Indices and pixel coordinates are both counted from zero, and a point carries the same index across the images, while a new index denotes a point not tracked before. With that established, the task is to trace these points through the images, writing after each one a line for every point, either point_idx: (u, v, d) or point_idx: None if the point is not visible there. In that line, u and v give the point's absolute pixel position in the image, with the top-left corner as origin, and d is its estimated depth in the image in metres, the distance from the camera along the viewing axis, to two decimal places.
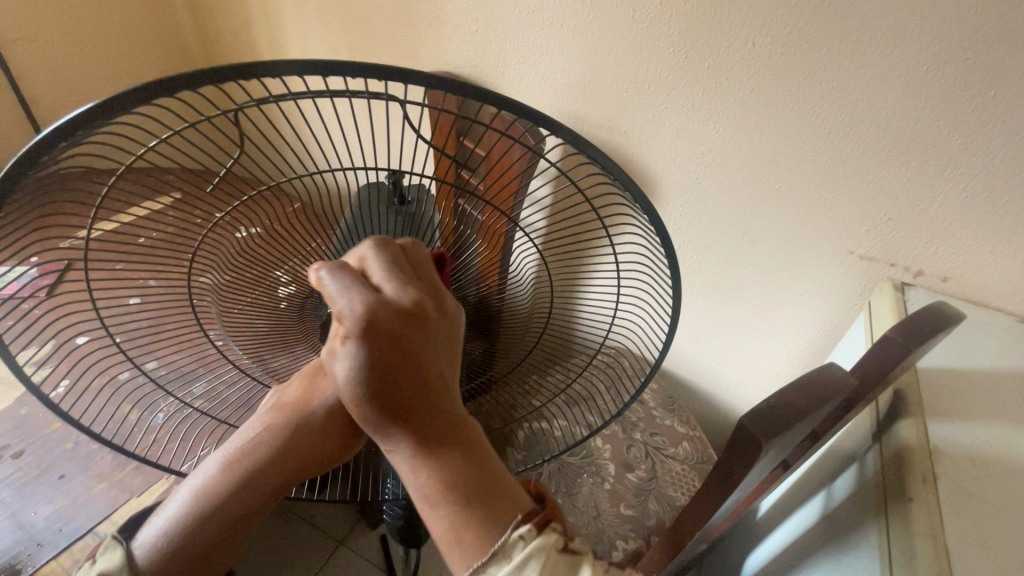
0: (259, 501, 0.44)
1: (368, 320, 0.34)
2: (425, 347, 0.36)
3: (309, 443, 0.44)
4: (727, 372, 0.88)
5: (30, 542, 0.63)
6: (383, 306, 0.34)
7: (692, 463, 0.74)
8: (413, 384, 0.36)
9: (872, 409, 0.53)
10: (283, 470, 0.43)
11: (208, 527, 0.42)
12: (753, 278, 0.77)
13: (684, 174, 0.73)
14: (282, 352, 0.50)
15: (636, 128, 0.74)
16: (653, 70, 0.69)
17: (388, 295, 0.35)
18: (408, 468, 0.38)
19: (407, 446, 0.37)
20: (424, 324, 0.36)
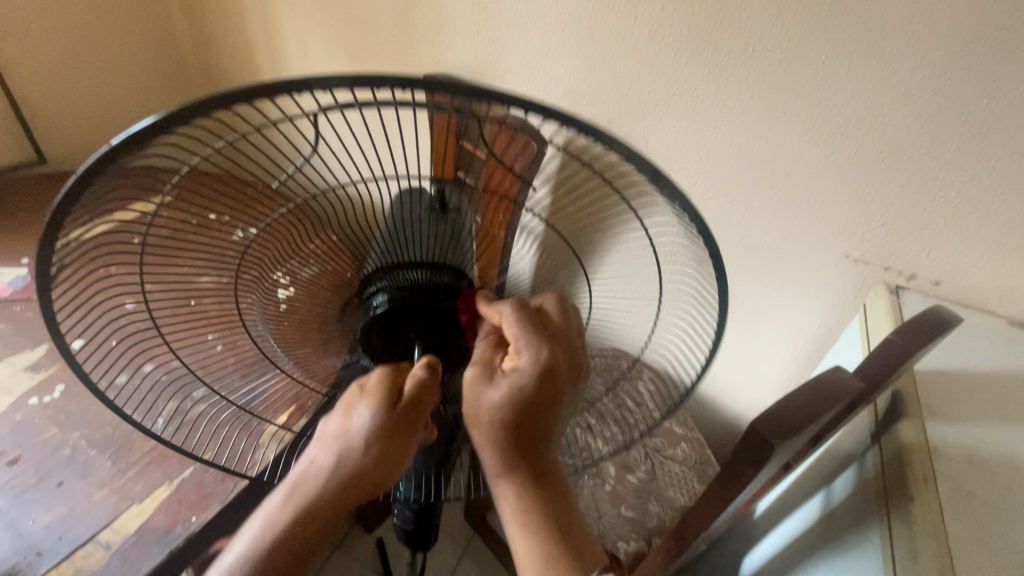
0: (319, 529, 0.47)
1: (521, 371, 0.44)
2: (555, 402, 0.45)
3: (367, 474, 0.45)
4: (722, 373, 0.89)
5: (30, 551, 0.62)
6: (532, 365, 0.43)
7: (692, 463, 0.74)
8: (538, 428, 0.45)
9: (870, 410, 0.54)
10: (336, 500, 0.46)
11: (278, 556, 0.46)
12: (749, 281, 0.78)
13: (683, 178, 0.74)
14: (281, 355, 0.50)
15: (636, 133, 0.74)
16: (654, 75, 0.69)
17: (533, 358, 0.43)
18: (510, 498, 0.47)
19: (514, 485, 0.46)
20: (558, 381, 0.44)
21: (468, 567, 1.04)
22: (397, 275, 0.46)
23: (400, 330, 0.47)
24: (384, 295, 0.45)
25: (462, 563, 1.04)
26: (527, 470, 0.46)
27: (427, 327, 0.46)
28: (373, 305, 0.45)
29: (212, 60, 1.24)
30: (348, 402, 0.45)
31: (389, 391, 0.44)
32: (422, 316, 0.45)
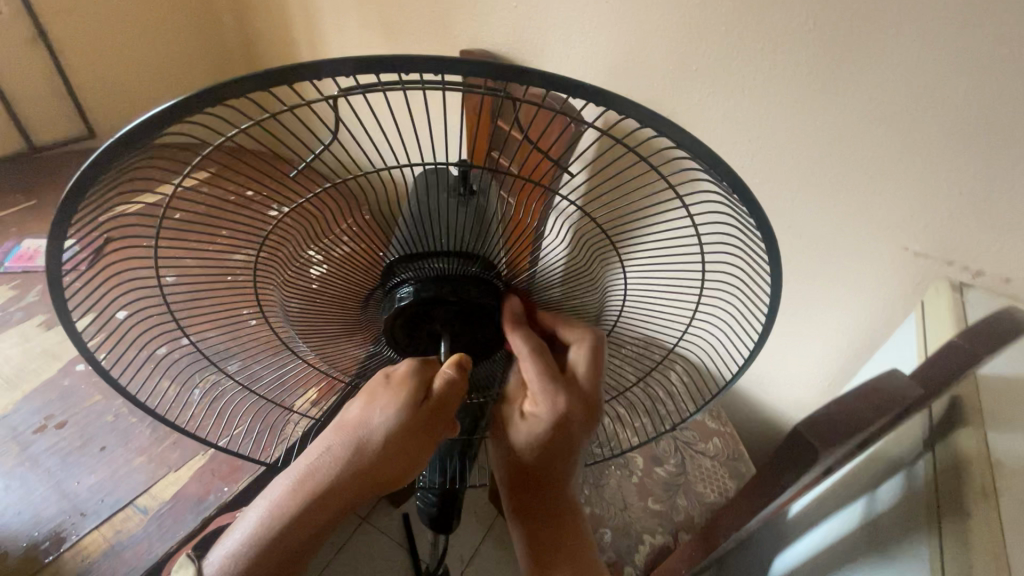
0: (322, 529, 0.43)
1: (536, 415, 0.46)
2: (560, 450, 0.47)
3: (386, 470, 0.43)
4: (761, 367, 0.86)
5: (74, 512, 0.65)
6: (544, 416, 0.46)
7: (723, 459, 0.72)
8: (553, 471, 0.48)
9: (925, 416, 0.51)
10: (349, 494, 0.42)
11: (273, 554, 0.42)
12: (794, 273, 0.74)
13: (728, 162, 0.70)
14: (321, 335, 0.50)
15: (679, 113, 0.70)
16: (701, 51, 0.65)
17: (542, 407, 0.46)
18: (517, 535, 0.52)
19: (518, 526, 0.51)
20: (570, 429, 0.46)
21: (490, 546, 1.05)
22: (421, 266, 0.43)
23: (424, 321, 0.46)
24: (410, 286, 0.43)
25: (485, 542, 1.05)
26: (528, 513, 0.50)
27: (453, 319, 0.46)
28: (399, 296, 0.43)
29: (252, 36, 1.25)
30: (376, 393, 0.44)
31: (416, 391, 0.44)
32: (449, 308, 0.44)
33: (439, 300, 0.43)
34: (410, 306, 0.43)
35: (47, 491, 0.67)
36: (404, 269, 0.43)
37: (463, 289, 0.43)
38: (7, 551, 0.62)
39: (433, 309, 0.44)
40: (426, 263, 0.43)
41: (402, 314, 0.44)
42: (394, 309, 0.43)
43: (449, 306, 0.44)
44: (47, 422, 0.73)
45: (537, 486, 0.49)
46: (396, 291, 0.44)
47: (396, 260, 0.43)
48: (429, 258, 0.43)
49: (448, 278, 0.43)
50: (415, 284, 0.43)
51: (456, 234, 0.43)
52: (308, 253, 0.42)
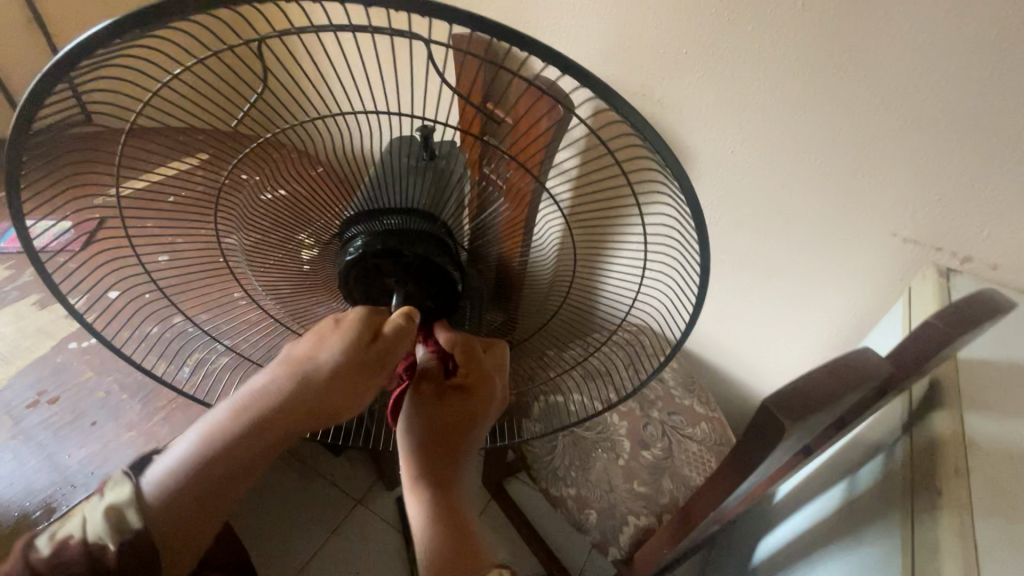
0: (258, 458, 0.41)
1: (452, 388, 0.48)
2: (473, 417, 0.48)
3: (326, 404, 0.42)
4: (751, 353, 0.86)
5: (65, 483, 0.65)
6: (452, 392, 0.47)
7: (710, 444, 0.73)
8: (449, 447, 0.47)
9: (905, 399, 0.51)
10: (285, 424, 0.41)
11: (212, 472, 0.39)
12: (784, 260, 0.74)
13: (718, 146, 0.70)
14: (308, 307, 0.52)
15: (670, 96, 0.70)
16: (692, 33, 0.65)
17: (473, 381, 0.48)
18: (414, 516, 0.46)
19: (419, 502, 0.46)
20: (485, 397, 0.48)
21: None
22: (377, 221, 0.44)
23: (377, 276, 0.45)
24: (361, 239, 0.44)
25: None
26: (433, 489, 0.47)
27: (404, 275, 0.45)
28: (350, 248, 0.44)
29: None
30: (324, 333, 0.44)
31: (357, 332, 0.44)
32: (395, 261, 0.44)
33: (388, 252, 0.43)
34: (359, 257, 0.44)
35: (37, 463, 0.67)
36: (359, 226, 0.45)
37: (417, 245, 0.43)
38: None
39: (384, 262, 0.44)
40: (382, 220, 0.44)
41: (352, 266, 0.44)
42: (344, 259, 0.44)
43: (396, 260, 0.44)
44: (37, 397, 0.73)
45: (446, 460, 0.47)
46: (348, 243, 0.45)
47: (354, 217, 0.44)
48: (385, 214, 0.44)
49: (398, 232, 0.44)
50: (365, 238, 0.44)
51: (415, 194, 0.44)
52: (297, 237, 0.45)
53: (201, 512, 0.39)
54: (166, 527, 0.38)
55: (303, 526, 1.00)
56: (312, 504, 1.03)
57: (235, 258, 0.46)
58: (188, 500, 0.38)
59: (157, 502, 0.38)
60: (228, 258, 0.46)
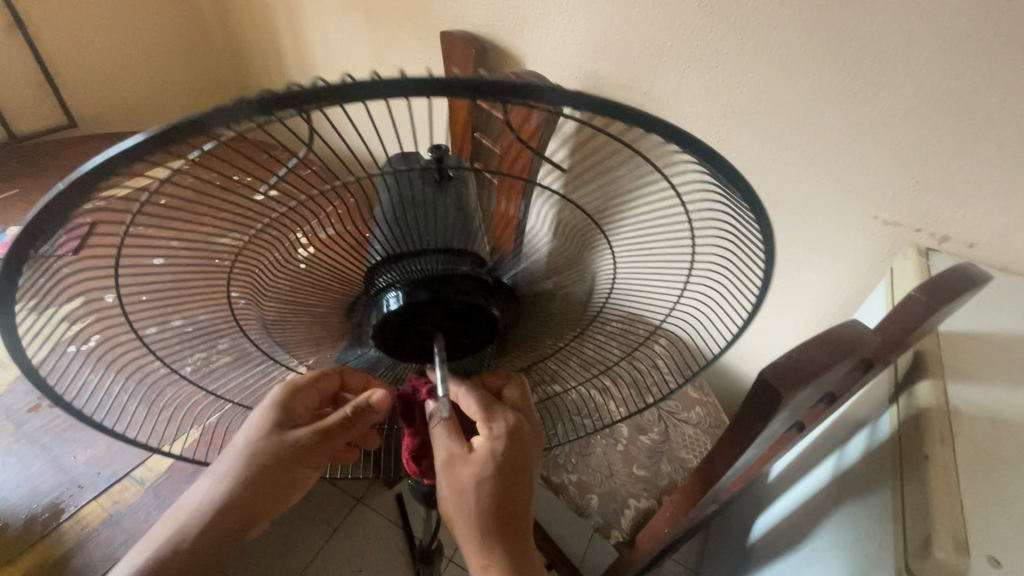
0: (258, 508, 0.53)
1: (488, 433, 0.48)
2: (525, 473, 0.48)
3: (288, 485, 0.54)
4: (743, 340, 0.88)
5: (71, 484, 0.67)
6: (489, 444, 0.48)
7: (706, 427, 0.75)
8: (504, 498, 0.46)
9: (891, 372, 0.53)
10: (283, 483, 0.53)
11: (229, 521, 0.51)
12: (769, 246, 0.76)
13: (703, 137, 0.72)
14: (321, 343, 0.49)
15: (657, 89, 0.71)
16: (676, 26, 0.66)
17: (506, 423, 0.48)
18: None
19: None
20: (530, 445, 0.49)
21: None
22: (408, 268, 0.39)
23: (416, 322, 0.43)
24: (397, 292, 0.40)
25: None
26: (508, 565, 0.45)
27: (443, 318, 0.43)
28: (387, 301, 0.41)
29: (233, 22, 1.24)
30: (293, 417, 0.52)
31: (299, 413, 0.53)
32: (438, 310, 0.41)
33: (435, 304, 0.41)
34: (404, 308, 0.41)
35: (43, 465, 0.68)
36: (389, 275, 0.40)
37: (463, 287, 0.41)
38: (7, 523, 0.63)
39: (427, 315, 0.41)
40: (414, 265, 0.39)
41: (394, 318, 0.42)
42: (384, 313, 0.41)
43: (441, 309, 0.41)
44: (40, 400, 0.74)
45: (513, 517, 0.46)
46: (382, 295, 0.41)
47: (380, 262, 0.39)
48: (417, 258, 0.39)
49: (437, 279, 0.40)
50: (404, 288, 0.40)
51: (446, 236, 0.38)
52: (316, 283, 0.41)
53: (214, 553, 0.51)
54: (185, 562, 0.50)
55: (305, 526, 1.00)
56: (315, 501, 1.04)
57: (239, 314, 0.41)
58: (210, 541, 0.51)
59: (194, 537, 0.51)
60: (236, 312, 0.41)
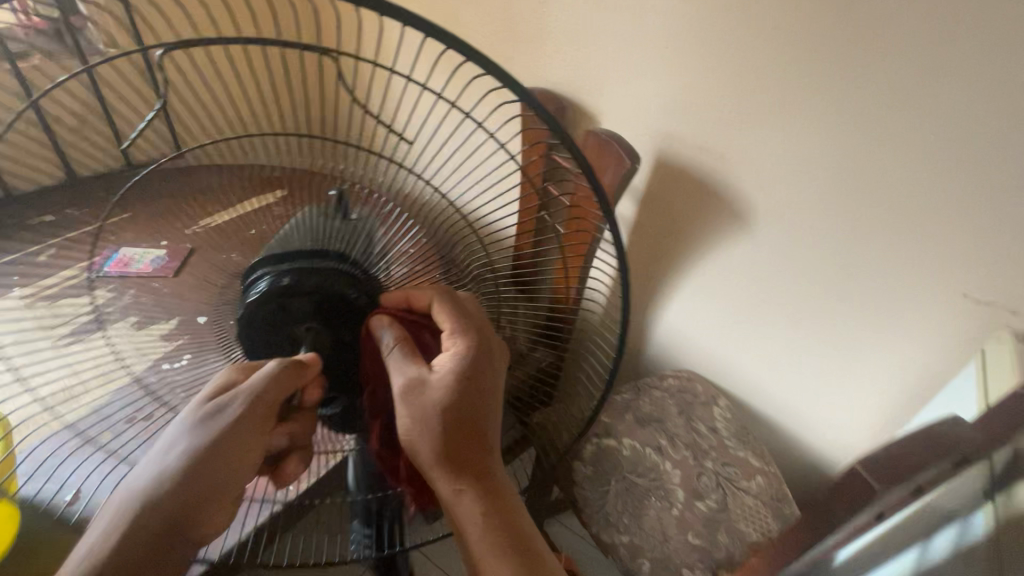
0: (162, 517, 0.46)
1: (446, 358, 0.56)
2: (484, 391, 0.55)
3: (237, 460, 0.49)
4: (810, 414, 0.85)
5: None
6: (450, 363, 0.55)
7: (766, 499, 0.72)
8: (466, 419, 0.54)
9: (985, 468, 0.49)
10: (207, 488, 0.48)
11: (132, 545, 0.45)
12: (843, 316, 0.73)
13: (777, 202, 0.72)
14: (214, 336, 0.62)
15: (732, 153, 0.72)
16: (757, 95, 0.68)
17: (466, 343, 0.55)
18: (475, 508, 0.53)
19: (474, 486, 0.54)
20: (484, 367, 0.55)
21: None
22: (280, 269, 0.53)
23: (290, 318, 0.54)
24: (263, 281, 0.53)
25: None
26: (476, 479, 0.54)
27: (313, 312, 0.54)
28: (253, 290, 0.53)
29: None
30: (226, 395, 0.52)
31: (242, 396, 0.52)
32: (306, 298, 0.53)
33: (295, 289, 0.52)
34: (266, 299, 0.52)
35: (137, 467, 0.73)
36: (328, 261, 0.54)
37: (314, 278, 0.53)
38: None
39: (327, 300, 0.54)
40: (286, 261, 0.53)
41: (253, 303, 0.53)
42: (246, 299, 0.53)
43: (309, 295, 0.53)
44: None
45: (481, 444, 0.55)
46: (252, 285, 0.53)
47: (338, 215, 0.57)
48: (282, 255, 0.54)
49: (317, 271, 0.53)
50: (269, 279, 0.52)
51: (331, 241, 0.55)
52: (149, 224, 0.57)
53: None
54: None
55: None
56: None
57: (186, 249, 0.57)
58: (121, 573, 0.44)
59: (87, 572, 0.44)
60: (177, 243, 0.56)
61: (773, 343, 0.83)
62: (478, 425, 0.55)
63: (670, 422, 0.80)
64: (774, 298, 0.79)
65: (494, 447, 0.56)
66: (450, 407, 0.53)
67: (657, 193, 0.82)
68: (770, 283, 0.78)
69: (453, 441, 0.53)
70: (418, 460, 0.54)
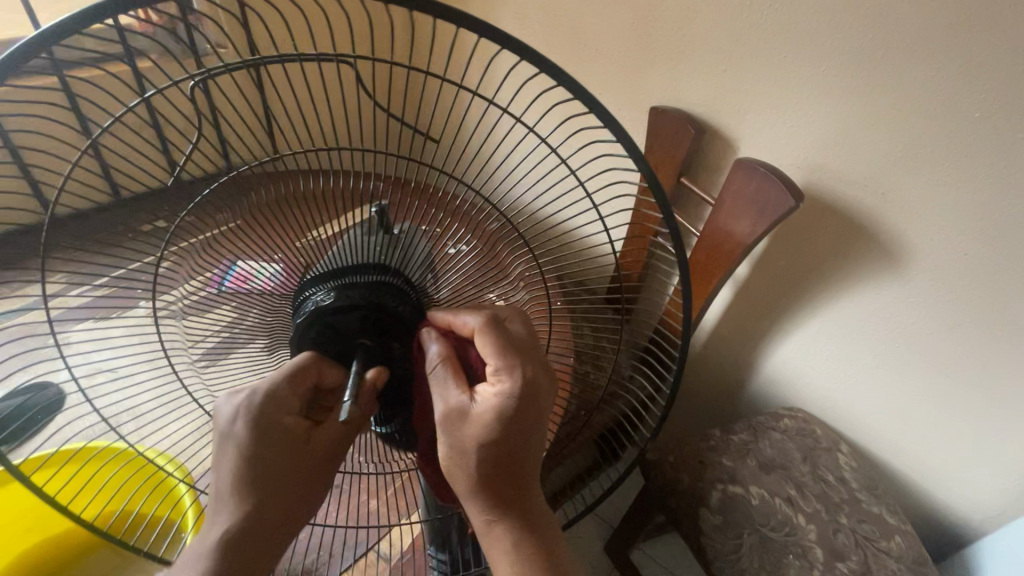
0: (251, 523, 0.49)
1: (491, 391, 0.49)
2: (529, 428, 0.50)
3: (294, 469, 0.51)
4: (940, 467, 0.79)
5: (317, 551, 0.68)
6: (494, 399, 0.49)
7: (909, 563, 0.68)
8: (506, 457, 0.50)
9: None
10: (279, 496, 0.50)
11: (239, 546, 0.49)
12: (1005, 374, 0.68)
13: (943, 248, 0.66)
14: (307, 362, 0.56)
15: (896, 193, 0.67)
16: (942, 132, 0.62)
17: (523, 380, 0.48)
18: (507, 538, 0.52)
19: (511, 517, 0.52)
20: (537, 403, 0.49)
21: None
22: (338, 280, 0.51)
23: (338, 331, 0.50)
24: (313, 301, 0.50)
25: None
26: (518, 516, 0.52)
27: (362, 323, 0.50)
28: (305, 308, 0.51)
29: None
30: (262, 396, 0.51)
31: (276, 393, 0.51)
32: (355, 313, 0.50)
33: (358, 305, 0.49)
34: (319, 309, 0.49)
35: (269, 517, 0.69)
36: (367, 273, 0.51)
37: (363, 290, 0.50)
38: None
39: (383, 321, 0.50)
40: (349, 276, 0.51)
41: (310, 322, 0.50)
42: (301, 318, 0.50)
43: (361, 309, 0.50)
44: None
45: (516, 482, 0.51)
46: (304, 304, 0.51)
47: (381, 228, 0.53)
48: (362, 271, 0.51)
49: (364, 283, 0.51)
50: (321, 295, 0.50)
51: (369, 253, 0.52)
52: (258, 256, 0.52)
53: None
54: None
55: None
56: None
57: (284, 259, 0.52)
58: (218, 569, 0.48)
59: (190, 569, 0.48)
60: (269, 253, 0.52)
61: (910, 392, 0.77)
62: (517, 463, 0.51)
63: (795, 469, 0.75)
64: (920, 347, 0.73)
65: (532, 481, 0.53)
66: (491, 448, 0.49)
67: (794, 225, 0.77)
68: (918, 331, 0.72)
69: (494, 478, 0.51)
70: (456, 488, 0.52)
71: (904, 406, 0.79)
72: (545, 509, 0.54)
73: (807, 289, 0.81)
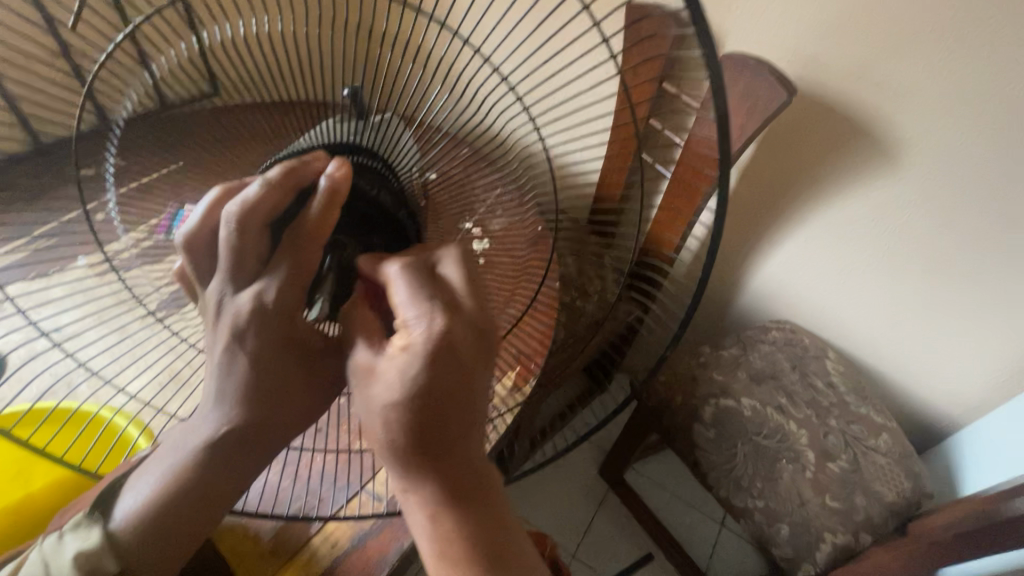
0: (226, 483, 0.44)
1: (407, 341, 0.40)
2: (464, 385, 0.40)
3: (284, 398, 0.44)
4: (920, 364, 0.81)
5: (312, 497, 0.63)
6: (412, 349, 0.40)
7: (896, 456, 0.69)
8: (438, 426, 0.40)
9: None
10: (261, 441, 0.44)
11: (189, 500, 0.44)
12: (990, 266, 0.67)
13: (938, 138, 0.63)
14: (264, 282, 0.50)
15: (890, 81, 0.62)
16: (946, 5, 0.56)
17: (445, 327, 0.39)
18: (428, 516, 0.43)
19: (428, 483, 0.42)
20: (457, 361, 0.40)
21: (604, 520, 1.07)
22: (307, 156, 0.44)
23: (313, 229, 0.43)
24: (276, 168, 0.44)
25: (599, 516, 1.07)
26: (445, 491, 0.43)
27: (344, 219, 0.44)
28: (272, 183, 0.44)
29: None
30: (241, 264, 0.41)
31: (256, 258, 0.41)
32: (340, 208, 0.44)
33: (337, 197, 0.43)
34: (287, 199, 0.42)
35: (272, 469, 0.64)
36: (349, 156, 0.45)
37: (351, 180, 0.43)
38: (258, 534, 0.64)
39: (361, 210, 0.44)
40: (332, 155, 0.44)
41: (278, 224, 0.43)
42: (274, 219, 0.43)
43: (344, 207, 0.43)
44: None
45: (446, 457, 0.42)
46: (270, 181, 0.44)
47: (357, 116, 0.45)
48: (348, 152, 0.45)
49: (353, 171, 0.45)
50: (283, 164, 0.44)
51: (349, 133, 0.44)
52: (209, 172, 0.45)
53: (169, 535, 0.44)
54: (139, 558, 0.44)
55: None
56: None
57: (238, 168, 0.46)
58: (167, 527, 0.44)
59: (126, 534, 0.44)
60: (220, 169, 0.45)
61: (897, 292, 0.76)
62: (444, 438, 0.41)
63: (785, 377, 0.75)
64: (908, 245, 0.72)
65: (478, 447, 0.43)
66: (402, 409, 0.40)
67: (783, 126, 0.73)
68: (908, 229, 0.70)
69: (420, 444, 0.41)
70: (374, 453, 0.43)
71: (887, 306, 0.79)
72: (490, 482, 0.44)
73: (793, 193, 0.77)
